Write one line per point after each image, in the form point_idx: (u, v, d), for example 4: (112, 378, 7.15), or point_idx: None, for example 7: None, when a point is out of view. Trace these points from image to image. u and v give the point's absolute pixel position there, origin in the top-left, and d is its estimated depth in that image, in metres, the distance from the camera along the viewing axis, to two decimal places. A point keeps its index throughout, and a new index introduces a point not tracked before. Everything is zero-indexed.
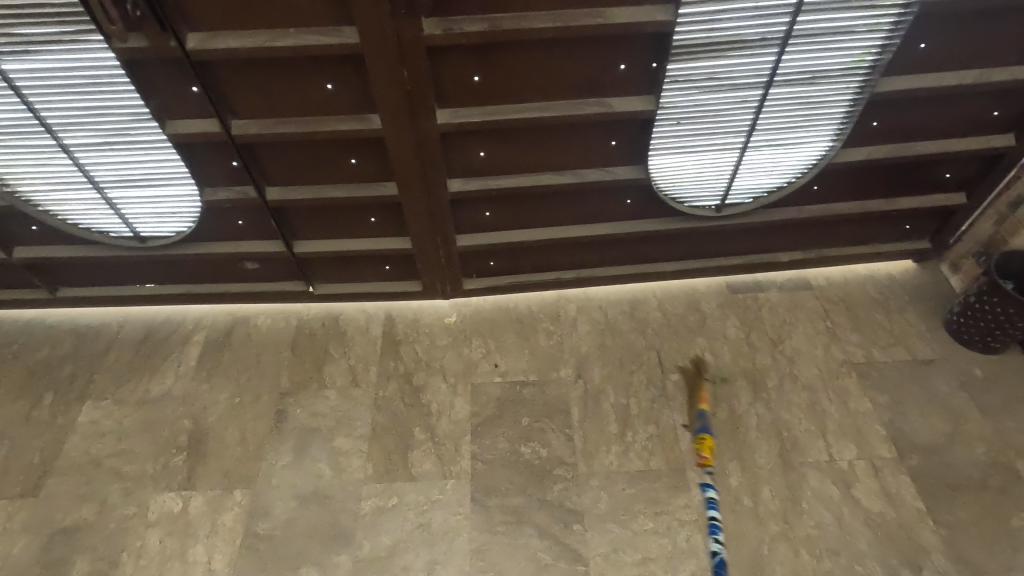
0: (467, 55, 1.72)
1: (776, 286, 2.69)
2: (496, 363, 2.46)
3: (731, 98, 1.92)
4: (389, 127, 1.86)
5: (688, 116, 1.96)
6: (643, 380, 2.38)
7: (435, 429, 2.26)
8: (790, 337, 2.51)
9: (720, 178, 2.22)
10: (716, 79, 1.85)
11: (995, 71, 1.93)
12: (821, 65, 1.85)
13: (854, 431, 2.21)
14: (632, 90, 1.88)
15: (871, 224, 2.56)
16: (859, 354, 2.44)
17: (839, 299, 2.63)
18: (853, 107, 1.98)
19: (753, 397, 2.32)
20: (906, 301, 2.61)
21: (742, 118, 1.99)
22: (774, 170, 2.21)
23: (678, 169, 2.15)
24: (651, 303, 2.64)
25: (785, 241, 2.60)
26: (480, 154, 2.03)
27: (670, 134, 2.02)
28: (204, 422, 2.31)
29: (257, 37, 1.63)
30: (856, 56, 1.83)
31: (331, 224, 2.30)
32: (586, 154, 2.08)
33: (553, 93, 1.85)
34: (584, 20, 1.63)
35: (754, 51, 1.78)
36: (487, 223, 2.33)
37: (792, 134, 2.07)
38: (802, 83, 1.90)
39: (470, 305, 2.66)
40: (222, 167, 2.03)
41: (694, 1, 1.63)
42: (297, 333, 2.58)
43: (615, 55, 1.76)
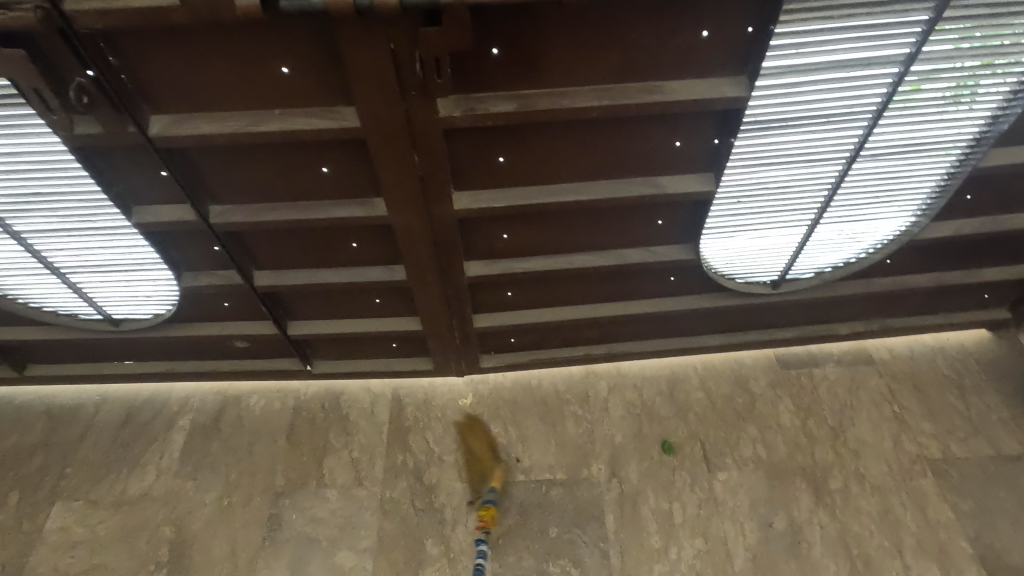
0: (491, 136, 1.41)
1: (833, 359, 2.38)
2: (518, 456, 2.17)
3: (804, 176, 1.60)
4: (397, 214, 1.56)
5: (752, 194, 1.64)
6: (688, 480, 2.08)
7: (450, 542, 1.98)
8: (853, 425, 2.20)
9: (781, 255, 1.90)
10: (790, 156, 1.53)
11: None
12: (917, 138, 1.53)
13: (936, 549, 1.92)
14: (686, 168, 1.56)
15: (945, 294, 2.24)
16: (934, 448, 2.13)
17: (907, 376, 2.32)
18: (948, 181, 1.66)
19: (815, 502, 2.02)
20: (983, 380, 2.30)
21: (815, 195, 1.67)
22: (844, 245, 1.90)
23: (733, 247, 1.84)
24: (693, 381, 2.34)
25: (846, 312, 2.29)
26: (504, 237, 1.73)
27: (728, 214, 1.70)
28: (188, 530, 2.03)
29: (234, 119, 1.33)
30: (961, 127, 1.51)
31: (330, 305, 2.01)
32: (627, 234, 1.77)
33: (592, 173, 1.55)
34: (637, 97, 1.32)
35: (840, 125, 1.46)
36: (510, 303, 2.03)
37: (871, 210, 1.76)
38: (891, 157, 1.58)
39: (487, 383, 2.36)
40: (202, 252, 1.73)
41: (775, 73, 1.31)
42: (294, 417, 2.29)
43: (670, 132, 1.45)
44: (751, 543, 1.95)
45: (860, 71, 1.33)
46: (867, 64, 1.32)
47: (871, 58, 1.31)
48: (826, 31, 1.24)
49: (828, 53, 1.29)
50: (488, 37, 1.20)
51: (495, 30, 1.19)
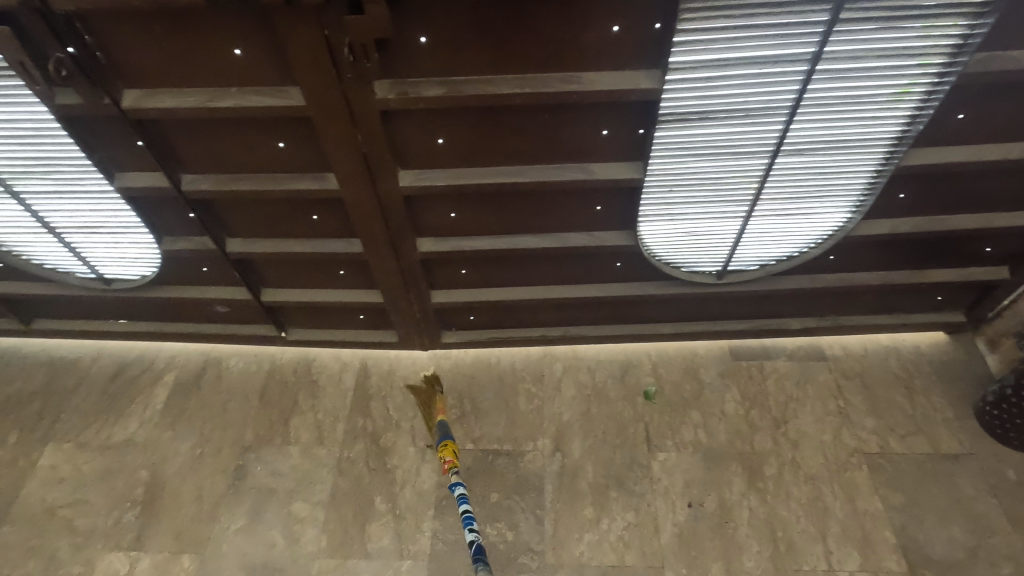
0: (428, 118, 1.54)
1: (785, 354, 2.44)
2: (469, 426, 2.30)
3: (731, 167, 1.69)
4: (347, 189, 1.70)
5: (682, 184, 1.73)
6: (627, 458, 2.18)
7: (397, 500, 2.12)
8: (796, 417, 2.26)
9: (721, 246, 1.99)
10: (713, 147, 1.62)
11: None
12: (838, 135, 1.60)
13: (860, 537, 1.97)
14: (617, 156, 1.67)
15: (897, 294, 2.28)
16: (873, 443, 2.18)
17: (856, 373, 2.37)
18: (876, 179, 1.72)
19: (748, 486, 2.09)
20: (933, 381, 2.33)
21: (745, 187, 1.75)
22: (783, 239, 1.97)
23: (673, 235, 1.94)
24: (645, 367, 2.43)
25: (797, 308, 2.35)
26: (451, 215, 1.86)
27: (662, 202, 1.80)
28: (162, 474, 2.22)
29: (196, 96, 1.49)
30: (880, 127, 1.58)
31: (299, 275, 2.17)
32: (568, 218, 1.88)
33: (527, 157, 1.66)
34: (557, 86, 1.43)
35: (758, 120, 1.55)
36: (465, 281, 2.16)
37: (804, 205, 1.83)
38: (815, 152, 1.65)
39: (449, 358, 2.50)
40: (179, 218, 1.91)
41: (685, 67, 1.40)
42: (268, 379, 2.47)
43: (596, 120, 1.56)
44: (679, 519, 2.03)
45: (769, 67, 1.42)
46: (775, 62, 1.40)
47: (778, 56, 1.39)
48: (729, 30, 1.33)
49: (734, 50, 1.37)
50: (414, 26, 1.33)
51: (419, 20, 1.32)
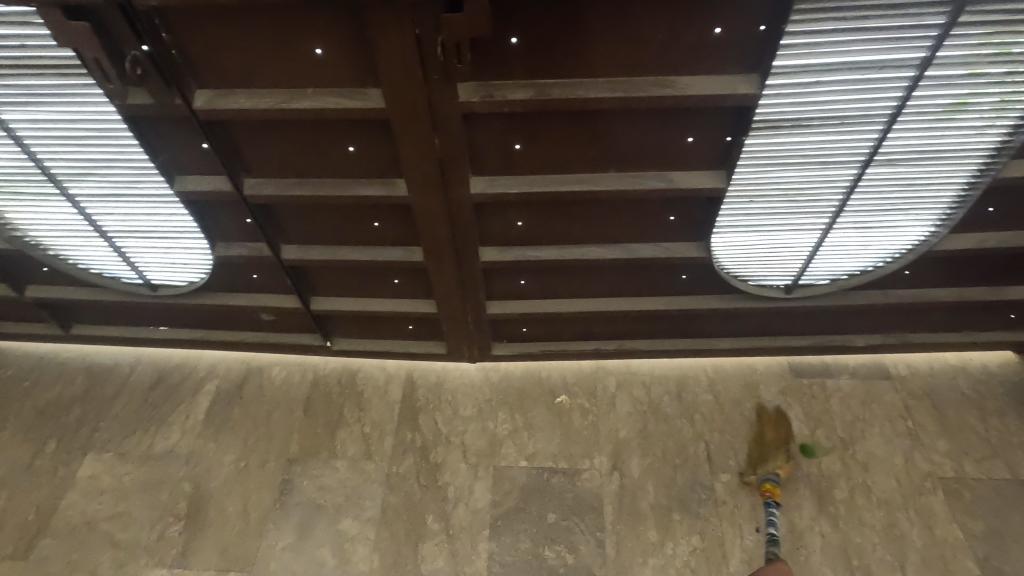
0: (508, 123, 1.48)
1: (847, 371, 2.35)
2: (522, 442, 2.22)
3: (818, 178, 1.61)
4: (417, 195, 1.64)
5: (765, 194, 1.66)
6: (689, 479, 2.09)
7: (450, 519, 2.04)
8: (864, 438, 2.17)
9: (794, 259, 1.91)
10: (803, 156, 1.54)
11: None
12: (934, 144, 1.53)
13: (940, 567, 1.87)
14: (698, 165, 1.60)
15: (969, 311, 2.19)
16: (948, 466, 2.08)
17: (924, 393, 2.27)
18: (968, 191, 1.65)
19: (818, 510, 2.00)
20: (1005, 402, 2.23)
21: (830, 199, 1.68)
22: (860, 252, 1.89)
23: (745, 247, 1.86)
24: (702, 382, 2.35)
25: (863, 324, 2.27)
26: (518, 224, 1.79)
27: (740, 213, 1.72)
28: (205, 487, 2.16)
29: (270, 96, 1.43)
30: (981, 136, 1.51)
31: (351, 283, 2.10)
32: (639, 228, 1.81)
33: (605, 165, 1.60)
34: (650, 91, 1.37)
35: (854, 128, 1.48)
36: (523, 291, 2.09)
37: (888, 217, 1.75)
38: (908, 163, 1.58)
39: (498, 371, 2.42)
40: (235, 223, 1.85)
41: (786, 72, 1.34)
42: (312, 390, 2.41)
43: (683, 127, 1.49)
44: (748, 545, 1.94)
45: (875, 73, 1.35)
46: (881, 68, 1.33)
47: (886, 61, 1.32)
48: (839, 32, 1.26)
49: (840, 55, 1.30)
50: (508, 26, 1.27)
51: (515, 19, 1.26)
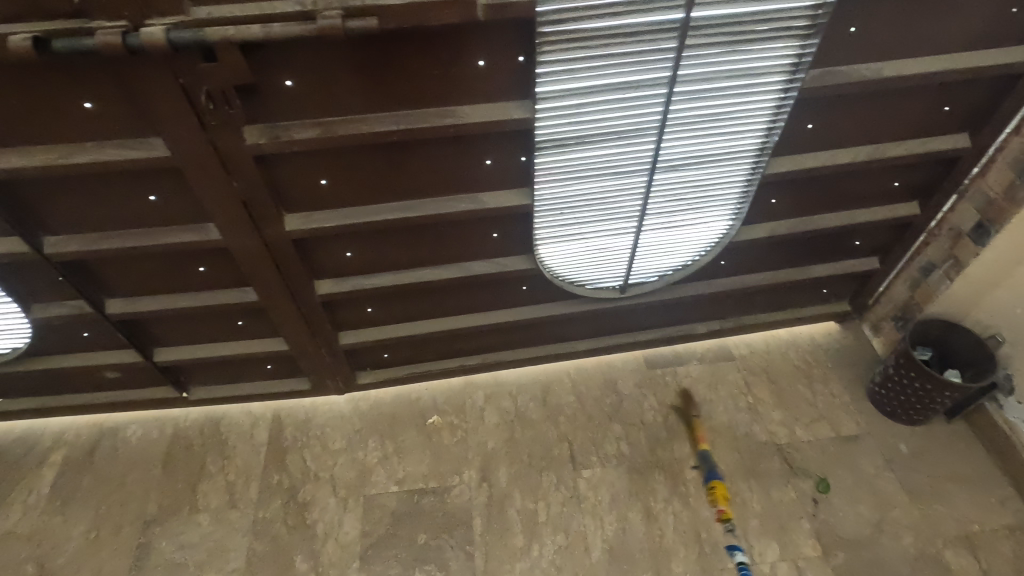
0: (307, 160, 1.51)
1: (696, 357, 2.54)
2: (393, 468, 2.23)
3: (615, 187, 1.75)
4: (231, 238, 1.64)
5: (572, 205, 1.77)
6: (554, 481, 2.18)
7: (319, 557, 2.02)
8: (711, 417, 2.34)
9: (619, 261, 2.04)
10: (595, 168, 1.67)
11: (890, 146, 1.82)
12: (706, 149, 1.70)
13: (777, 527, 2.05)
14: (504, 184, 1.71)
15: (788, 291, 2.44)
16: (782, 433, 2.29)
17: (762, 369, 2.49)
18: (748, 187, 1.83)
19: (671, 491, 2.14)
20: (830, 368, 2.49)
21: (631, 204, 1.82)
22: (676, 250, 2.05)
23: (571, 255, 1.97)
24: (565, 385, 2.45)
25: (701, 313, 2.46)
26: (347, 255, 1.82)
27: (555, 224, 1.83)
28: (51, 566, 2.02)
29: (46, 152, 1.39)
30: (742, 139, 1.69)
31: (193, 329, 2.05)
32: (467, 247, 1.89)
33: (416, 192, 1.66)
34: (433, 121, 1.44)
35: (631, 141, 1.62)
36: (373, 319, 2.12)
37: (689, 216, 1.91)
38: (689, 167, 1.74)
39: (368, 399, 2.43)
40: (47, 283, 1.76)
41: (554, 96, 1.45)
42: (171, 445, 2.31)
43: (479, 151, 1.58)
44: (608, 535, 2.05)
45: (633, 92, 1.49)
46: (636, 87, 1.48)
47: (638, 81, 1.47)
48: (589, 59, 1.40)
49: (596, 77, 1.44)
50: (277, 70, 1.30)
51: (281, 64, 1.30)
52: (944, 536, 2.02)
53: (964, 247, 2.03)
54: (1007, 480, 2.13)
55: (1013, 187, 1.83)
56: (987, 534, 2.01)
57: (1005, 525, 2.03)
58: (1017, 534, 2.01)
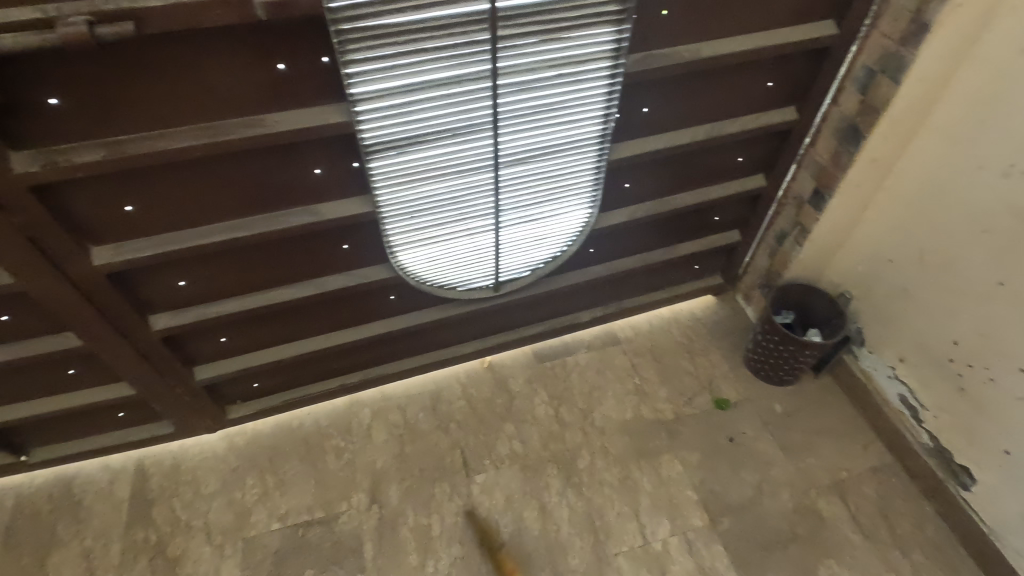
0: (102, 185, 1.36)
1: (584, 346, 2.55)
2: (274, 503, 2.08)
3: (462, 185, 1.70)
4: (29, 282, 1.45)
5: (421, 208, 1.71)
6: (447, 491, 2.12)
7: None
8: (600, 404, 2.36)
9: (486, 260, 2.00)
10: (436, 168, 1.61)
11: (726, 123, 1.89)
12: (548, 140, 1.69)
13: (667, 503, 2.10)
14: (342, 193, 1.62)
15: (662, 271, 2.50)
16: (668, 410, 2.35)
17: (647, 350, 2.54)
18: (598, 175, 1.84)
19: (565, 483, 2.14)
20: (710, 340, 2.57)
21: (484, 202, 1.77)
22: (541, 243, 2.04)
23: (433, 258, 1.91)
24: (455, 391, 2.39)
25: (583, 301, 2.48)
26: (181, 283, 1.67)
27: (408, 229, 1.76)
28: None
29: None
30: (582, 128, 1.68)
31: (15, 385, 1.82)
32: (317, 262, 1.79)
33: (242, 209, 1.54)
34: (238, 132, 1.33)
35: (468, 138, 1.57)
36: (230, 348, 1.96)
37: (546, 207, 1.90)
38: (534, 159, 1.72)
39: (244, 433, 2.25)
40: None
41: (373, 96, 1.38)
42: (14, 517, 2.05)
43: (304, 159, 1.49)
44: (505, 538, 2.02)
45: (457, 88, 1.44)
46: (460, 82, 1.43)
47: (460, 76, 1.42)
48: (401, 56, 1.33)
49: (414, 75, 1.38)
50: (36, 88, 1.15)
51: (39, 79, 1.14)
52: (817, 487, 2.14)
53: (807, 213, 2.15)
54: (868, 426, 2.29)
55: (838, 153, 1.94)
56: (853, 479, 2.15)
57: (869, 468, 2.18)
58: (880, 475, 2.16)
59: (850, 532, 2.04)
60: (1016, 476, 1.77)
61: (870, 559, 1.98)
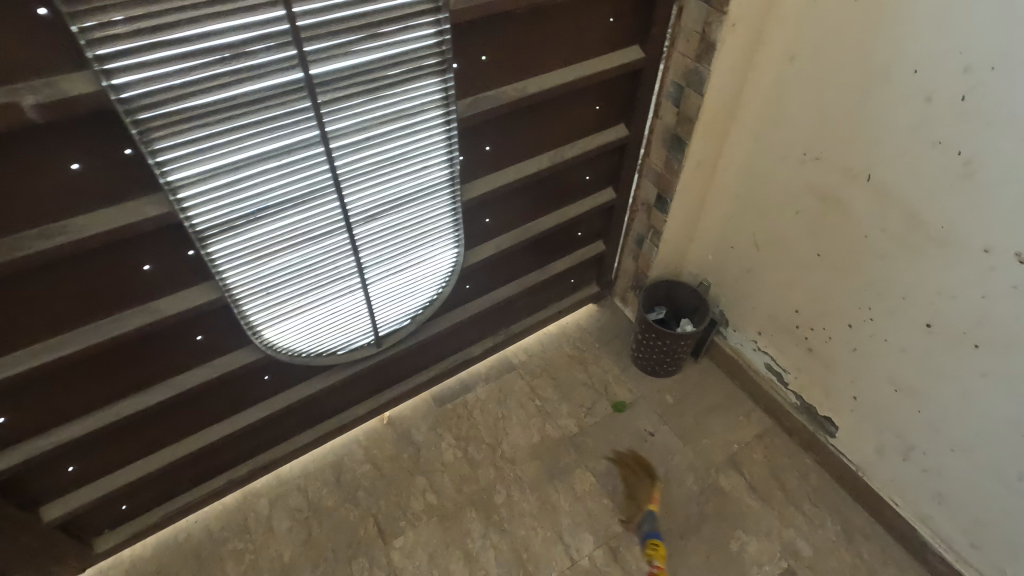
0: None
1: (481, 379, 2.55)
2: None
3: (317, 250, 1.64)
4: None
5: (276, 280, 1.63)
6: (366, 565, 2.00)
7: None
8: (507, 433, 2.37)
9: (361, 318, 1.95)
10: (283, 239, 1.54)
11: (566, 149, 2.00)
12: (398, 192, 1.68)
13: (587, 517, 2.15)
14: (183, 285, 1.50)
15: (541, 291, 2.57)
16: (572, 425, 2.41)
17: (542, 369, 2.59)
18: (456, 215, 1.87)
19: (486, 524, 2.11)
20: (598, 347, 2.68)
21: (344, 262, 1.73)
22: (415, 290, 2.02)
23: (303, 328, 1.82)
24: (358, 456, 2.28)
25: (471, 336, 2.48)
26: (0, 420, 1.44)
27: (267, 304, 1.68)
28: None
29: None
30: (429, 175, 1.70)
31: None
32: (170, 360, 1.64)
33: (63, 324, 1.37)
34: (37, 244, 1.20)
35: (311, 204, 1.52)
36: (82, 475, 1.72)
37: (412, 255, 1.89)
38: (388, 212, 1.71)
39: (121, 563, 1.98)
40: None
41: (194, 180, 1.30)
42: None
43: (128, 258, 1.36)
44: None
45: (287, 157, 1.40)
46: (289, 151, 1.39)
47: (289, 145, 1.38)
48: (217, 135, 1.27)
49: (236, 152, 1.32)
50: None
51: None
52: (715, 465, 2.29)
53: (656, 217, 2.32)
54: (748, 397, 2.50)
55: (670, 160, 2.12)
56: (744, 449, 2.34)
57: (755, 435, 2.38)
58: (765, 440, 2.37)
59: (751, 499, 2.20)
60: (866, 416, 2.02)
61: (771, 520, 2.15)
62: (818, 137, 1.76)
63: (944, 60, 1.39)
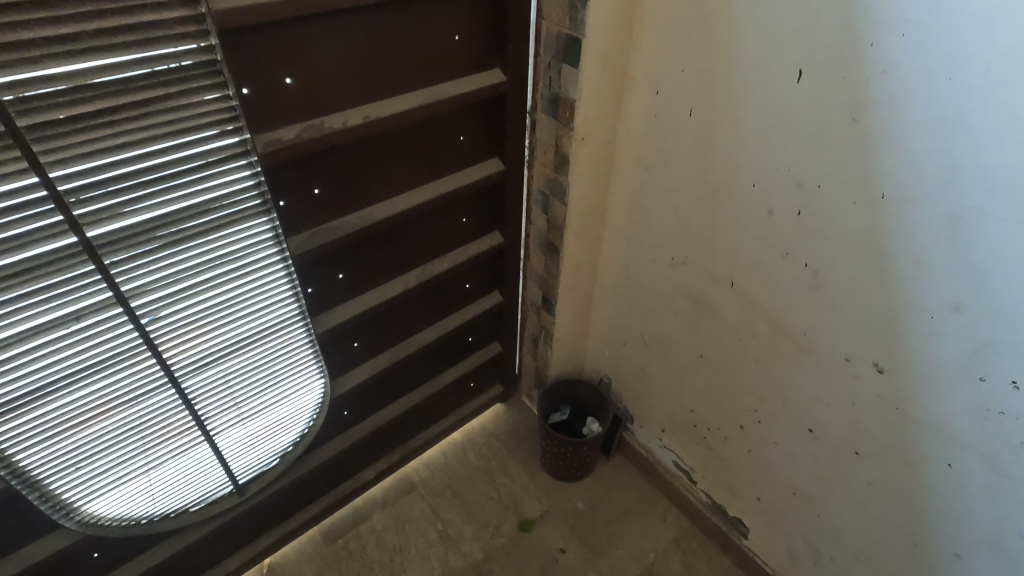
0: None
1: (377, 504, 2.32)
2: None
3: (138, 412, 1.44)
4: None
5: (88, 450, 1.42)
6: None
7: None
8: (403, 569, 2.14)
9: (212, 469, 1.73)
10: (88, 407, 1.35)
11: (434, 265, 1.91)
12: (235, 337, 1.51)
13: None
14: None
15: (437, 401, 2.40)
16: (476, 550, 2.21)
17: (445, 486, 2.39)
18: (313, 347, 1.71)
19: None
20: (506, 453, 2.51)
21: (177, 417, 1.53)
22: (279, 429, 1.82)
23: (136, 493, 1.59)
24: None
25: (361, 458, 2.27)
26: None
27: (82, 476, 1.45)
28: None
29: None
30: (272, 314, 1.55)
31: None
32: None
33: None
34: None
35: (119, 367, 1.34)
36: None
37: (267, 395, 1.71)
38: (226, 359, 1.53)
39: None
40: None
41: None
42: None
43: None
44: None
45: (77, 324, 1.22)
46: (80, 316, 1.21)
47: (75, 311, 1.20)
48: None
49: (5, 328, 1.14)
50: None
51: None
52: None
53: (545, 318, 2.23)
54: (662, 495, 2.36)
55: (547, 265, 2.06)
56: (660, 557, 2.19)
57: (671, 539, 2.24)
58: (682, 543, 2.23)
59: None
60: (772, 518, 1.92)
61: None
62: (681, 243, 1.72)
63: (776, 176, 1.38)
